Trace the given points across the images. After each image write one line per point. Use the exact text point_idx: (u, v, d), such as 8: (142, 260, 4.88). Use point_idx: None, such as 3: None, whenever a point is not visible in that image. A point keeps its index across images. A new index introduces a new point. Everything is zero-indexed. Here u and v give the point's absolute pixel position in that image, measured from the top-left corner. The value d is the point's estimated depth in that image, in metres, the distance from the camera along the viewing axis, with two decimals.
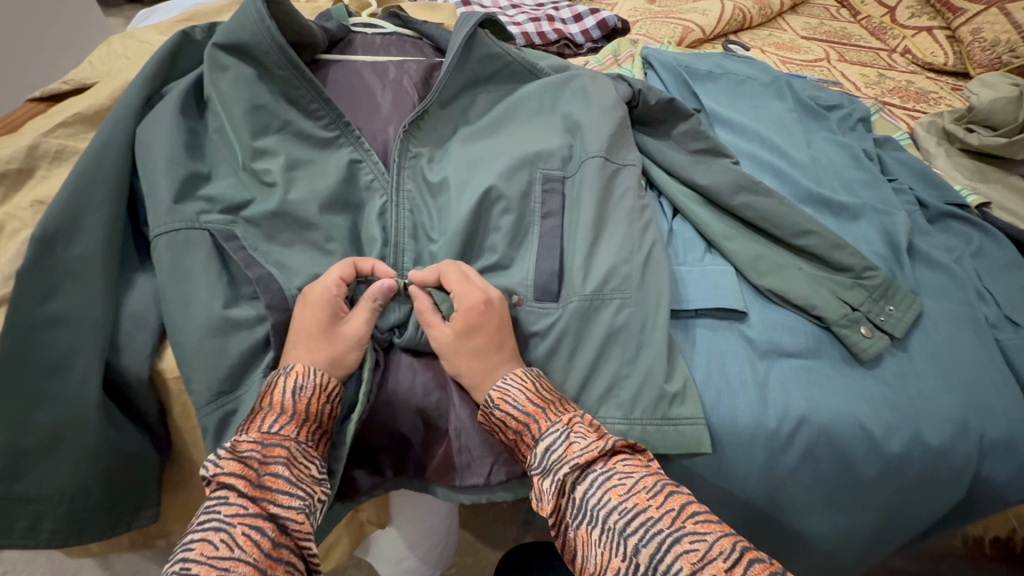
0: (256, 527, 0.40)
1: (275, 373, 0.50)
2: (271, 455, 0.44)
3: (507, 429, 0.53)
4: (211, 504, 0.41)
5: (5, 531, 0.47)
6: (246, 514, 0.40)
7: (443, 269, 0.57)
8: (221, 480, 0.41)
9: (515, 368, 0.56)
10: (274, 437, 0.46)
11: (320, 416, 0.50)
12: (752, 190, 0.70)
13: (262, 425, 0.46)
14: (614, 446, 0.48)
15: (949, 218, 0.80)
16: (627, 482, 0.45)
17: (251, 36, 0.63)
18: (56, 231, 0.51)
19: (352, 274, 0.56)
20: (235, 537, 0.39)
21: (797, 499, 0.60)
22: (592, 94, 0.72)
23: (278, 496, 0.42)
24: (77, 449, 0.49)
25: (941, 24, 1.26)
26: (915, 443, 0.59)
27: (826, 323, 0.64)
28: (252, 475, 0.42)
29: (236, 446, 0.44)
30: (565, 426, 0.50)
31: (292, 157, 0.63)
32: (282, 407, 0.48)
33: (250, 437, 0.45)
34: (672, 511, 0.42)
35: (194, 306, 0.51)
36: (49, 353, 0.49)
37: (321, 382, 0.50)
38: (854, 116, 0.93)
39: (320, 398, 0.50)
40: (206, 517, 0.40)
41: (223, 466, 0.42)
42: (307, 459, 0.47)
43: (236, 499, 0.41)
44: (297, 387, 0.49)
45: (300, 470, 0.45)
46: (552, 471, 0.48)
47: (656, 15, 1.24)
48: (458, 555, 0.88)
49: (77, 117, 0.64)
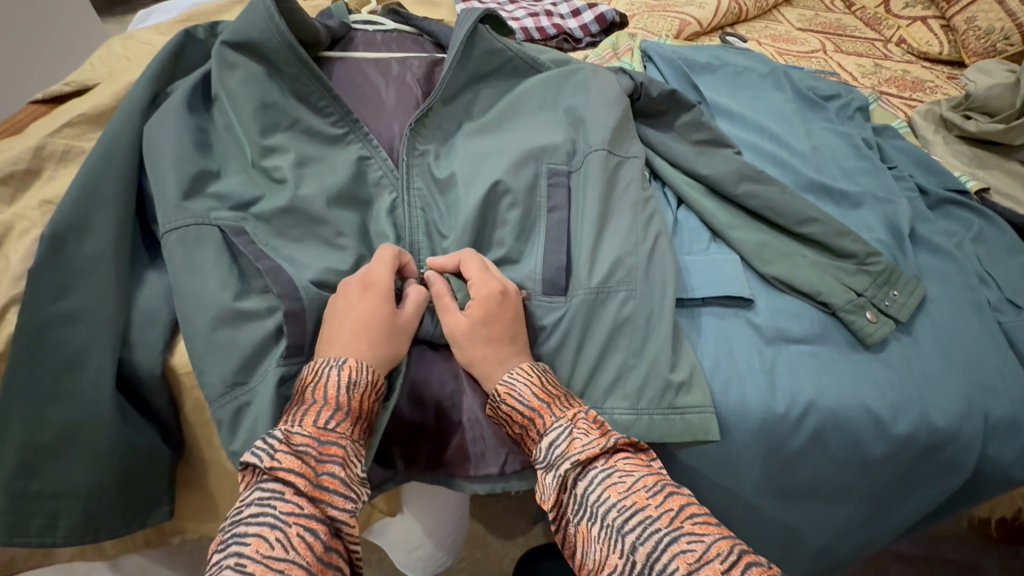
0: (309, 529, 0.40)
1: (324, 363, 0.49)
2: (328, 452, 0.44)
3: (513, 423, 0.53)
4: (263, 496, 0.41)
5: (23, 528, 0.48)
6: (302, 513, 0.40)
7: (463, 256, 0.59)
8: (279, 474, 0.41)
9: (523, 363, 0.56)
10: (330, 434, 0.45)
11: (369, 414, 0.50)
12: (755, 180, 0.71)
13: (318, 419, 0.46)
14: (616, 443, 0.49)
15: (949, 204, 0.81)
16: (626, 481, 0.46)
17: (259, 35, 0.64)
18: (66, 229, 0.51)
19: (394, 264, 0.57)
20: (290, 538, 0.39)
21: (803, 481, 0.61)
22: (594, 87, 0.72)
23: (334, 498, 0.42)
24: (93, 447, 0.49)
25: (935, 13, 1.27)
26: (922, 424, 0.60)
27: (833, 309, 0.64)
28: (310, 474, 0.42)
29: (291, 438, 0.44)
30: (569, 421, 0.50)
31: (301, 154, 0.63)
32: (337, 403, 0.47)
33: (306, 430, 0.45)
34: (671, 511, 0.43)
35: (206, 301, 0.51)
36: (63, 350, 0.49)
37: (372, 380, 0.50)
38: (852, 105, 0.94)
39: (370, 394, 0.50)
40: (261, 510, 0.40)
41: (280, 461, 0.42)
42: (358, 458, 0.46)
43: (293, 497, 0.41)
44: (351, 382, 0.48)
45: (353, 470, 0.45)
46: (554, 466, 0.48)
47: (653, 9, 1.24)
48: (468, 550, 0.89)
49: (83, 117, 0.64)
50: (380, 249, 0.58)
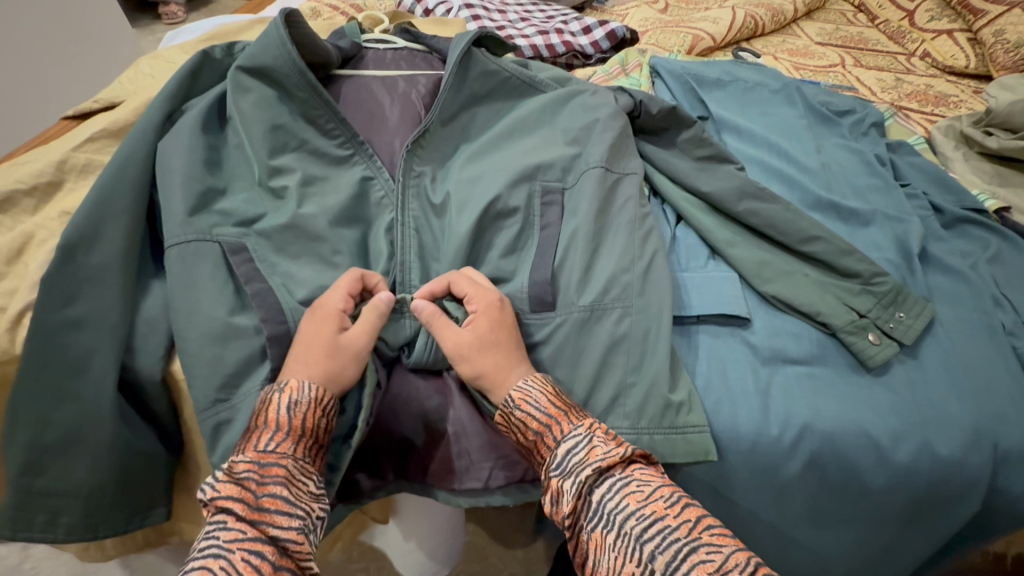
0: (255, 552, 0.41)
1: (270, 390, 0.50)
2: (269, 474, 0.45)
3: (527, 430, 0.52)
4: (210, 528, 0.42)
5: (27, 523, 0.50)
6: (245, 538, 0.41)
7: (452, 278, 0.60)
8: (219, 504, 0.42)
9: (531, 374, 0.56)
10: (270, 455, 0.46)
11: (316, 431, 0.50)
12: (756, 197, 0.70)
13: (258, 443, 0.47)
14: (633, 453, 0.48)
15: (965, 223, 0.78)
16: (644, 489, 0.45)
17: (273, 60, 0.67)
18: (78, 240, 0.54)
19: (359, 287, 0.58)
20: (235, 563, 0.40)
21: (801, 510, 0.58)
22: (592, 108, 0.74)
23: (276, 518, 0.43)
24: (92, 447, 0.51)
25: (961, 27, 1.24)
26: (924, 453, 0.57)
27: (833, 329, 0.63)
28: (249, 498, 0.43)
29: (233, 467, 0.44)
30: (587, 430, 0.50)
31: (307, 173, 0.66)
32: (277, 424, 0.48)
33: (247, 457, 0.45)
34: (689, 522, 0.43)
35: (204, 314, 0.54)
36: (69, 355, 0.51)
37: (316, 396, 0.50)
38: (866, 121, 0.92)
39: (316, 411, 0.50)
40: (206, 543, 0.41)
41: (220, 490, 0.42)
42: (305, 476, 0.47)
43: (235, 524, 0.42)
44: (292, 402, 0.49)
45: (298, 488, 0.45)
46: (572, 472, 0.47)
47: (666, 25, 1.24)
48: (467, 562, 0.89)
49: (104, 133, 0.67)
50: (346, 272, 0.58)
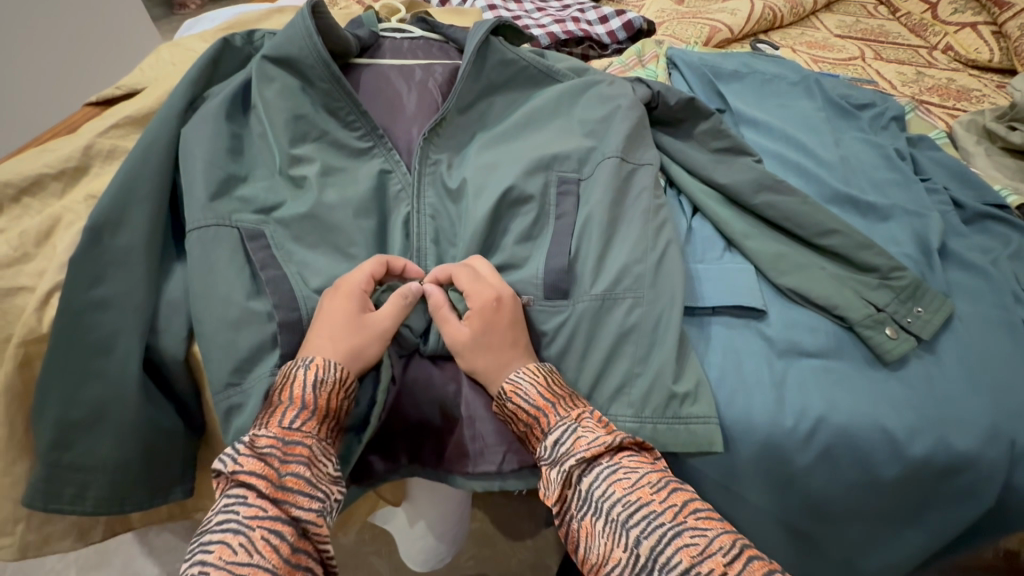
0: (274, 531, 0.41)
1: (294, 364, 0.51)
2: (292, 453, 0.45)
3: (519, 420, 0.53)
4: (229, 502, 0.42)
5: (55, 496, 0.52)
6: (265, 516, 0.41)
7: (455, 269, 0.60)
8: (241, 478, 0.42)
9: (529, 364, 0.56)
10: (295, 434, 0.46)
11: (338, 412, 0.51)
12: (774, 189, 0.70)
13: (283, 419, 0.47)
14: (624, 440, 0.48)
15: (987, 219, 0.77)
16: (631, 476, 0.45)
17: (297, 50, 0.67)
18: (104, 223, 0.55)
19: (383, 271, 0.59)
20: (254, 541, 0.40)
21: (810, 502, 0.58)
22: (610, 100, 0.73)
23: (299, 499, 0.43)
24: (118, 424, 0.53)
25: (986, 19, 1.21)
26: (940, 447, 0.57)
27: (849, 323, 0.62)
28: (273, 476, 0.43)
29: (256, 442, 0.45)
30: (574, 420, 0.50)
31: (326, 163, 0.67)
32: (303, 402, 0.48)
33: (271, 432, 0.46)
34: (675, 507, 0.43)
35: (225, 297, 0.55)
36: (95, 334, 0.53)
37: (340, 376, 0.51)
38: (886, 114, 0.91)
39: (339, 392, 0.51)
40: (225, 517, 0.41)
41: (243, 465, 0.43)
42: (326, 458, 0.47)
43: (256, 500, 0.42)
44: (318, 381, 0.50)
45: (319, 469, 0.46)
46: (559, 462, 0.48)
47: (683, 16, 1.23)
48: (477, 547, 0.90)
49: (127, 119, 0.69)
50: (368, 258, 0.59)
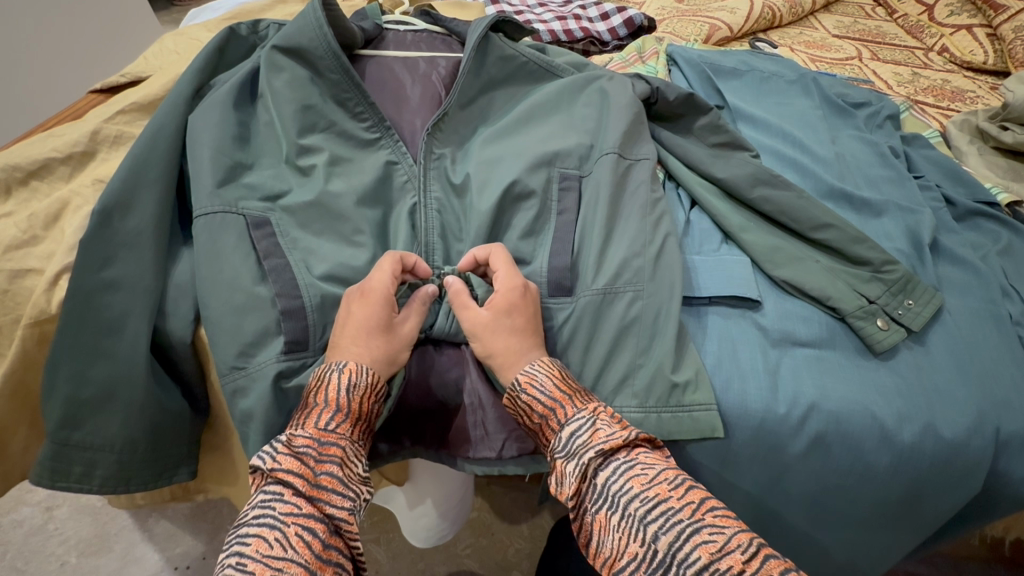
0: (308, 528, 0.41)
1: (327, 368, 0.51)
2: (326, 453, 0.46)
3: (532, 414, 0.53)
4: (266, 498, 0.43)
5: (63, 474, 0.53)
6: (300, 513, 0.42)
7: (492, 251, 0.62)
8: (278, 475, 0.43)
9: (541, 356, 0.57)
10: (330, 435, 0.47)
11: (369, 415, 0.52)
12: (770, 184, 0.71)
13: (319, 421, 0.48)
14: (637, 437, 0.49)
15: (977, 216, 0.79)
16: (649, 473, 0.46)
17: (307, 41, 0.68)
18: (113, 206, 0.56)
19: (399, 269, 0.58)
20: (289, 537, 0.40)
21: (800, 487, 0.60)
22: (609, 95, 0.74)
23: (332, 497, 0.44)
24: (127, 404, 0.54)
25: (981, 22, 1.23)
26: (929, 434, 0.58)
27: (841, 314, 0.64)
28: (308, 474, 0.44)
29: (293, 440, 0.46)
30: (590, 413, 0.51)
31: (333, 153, 0.68)
32: (338, 405, 0.49)
33: (308, 432, 0.47)
34: (692, 503, 0.43)
35: (232, 282, 0.56)
36: (104, 315, 0.54)
37: (371, 381, 0.52)
38: (882, 113, 0.92)
39: (369, 396, 0.52)
40: (262, 512, 0.42)
41: (280, 462, 0.44)
42: (357, 458, 0.48)
43: (291, 497, 0.43)
44: (351, 385, 0.50)
45: (350, 470, 0.47)
46: (575, 455, 0.48)
47: (683, 14, 1.24)
48: (474, 536, 0.91)
49: (133, 106, 0.69)
50: (384, 254, 0.59)
